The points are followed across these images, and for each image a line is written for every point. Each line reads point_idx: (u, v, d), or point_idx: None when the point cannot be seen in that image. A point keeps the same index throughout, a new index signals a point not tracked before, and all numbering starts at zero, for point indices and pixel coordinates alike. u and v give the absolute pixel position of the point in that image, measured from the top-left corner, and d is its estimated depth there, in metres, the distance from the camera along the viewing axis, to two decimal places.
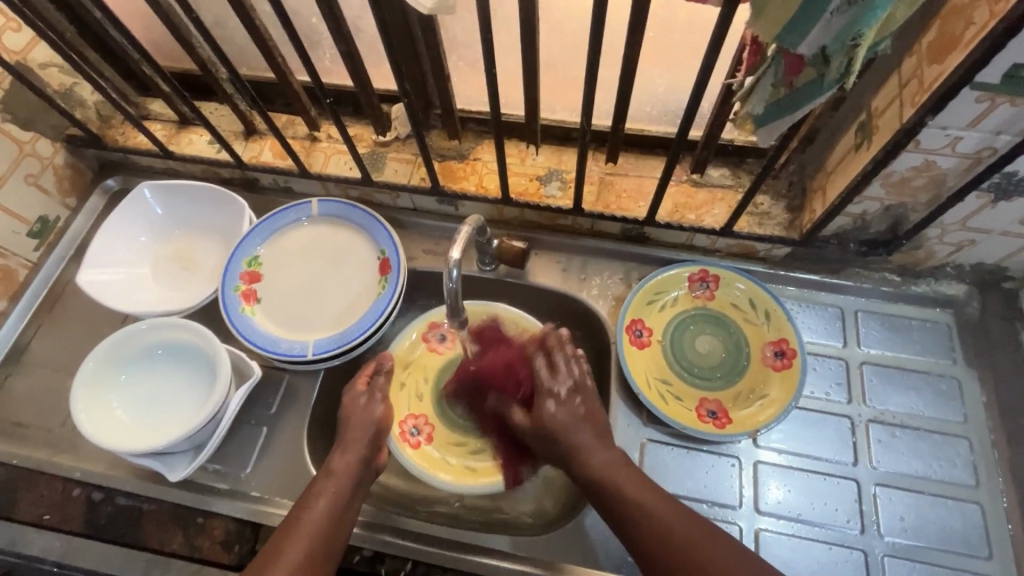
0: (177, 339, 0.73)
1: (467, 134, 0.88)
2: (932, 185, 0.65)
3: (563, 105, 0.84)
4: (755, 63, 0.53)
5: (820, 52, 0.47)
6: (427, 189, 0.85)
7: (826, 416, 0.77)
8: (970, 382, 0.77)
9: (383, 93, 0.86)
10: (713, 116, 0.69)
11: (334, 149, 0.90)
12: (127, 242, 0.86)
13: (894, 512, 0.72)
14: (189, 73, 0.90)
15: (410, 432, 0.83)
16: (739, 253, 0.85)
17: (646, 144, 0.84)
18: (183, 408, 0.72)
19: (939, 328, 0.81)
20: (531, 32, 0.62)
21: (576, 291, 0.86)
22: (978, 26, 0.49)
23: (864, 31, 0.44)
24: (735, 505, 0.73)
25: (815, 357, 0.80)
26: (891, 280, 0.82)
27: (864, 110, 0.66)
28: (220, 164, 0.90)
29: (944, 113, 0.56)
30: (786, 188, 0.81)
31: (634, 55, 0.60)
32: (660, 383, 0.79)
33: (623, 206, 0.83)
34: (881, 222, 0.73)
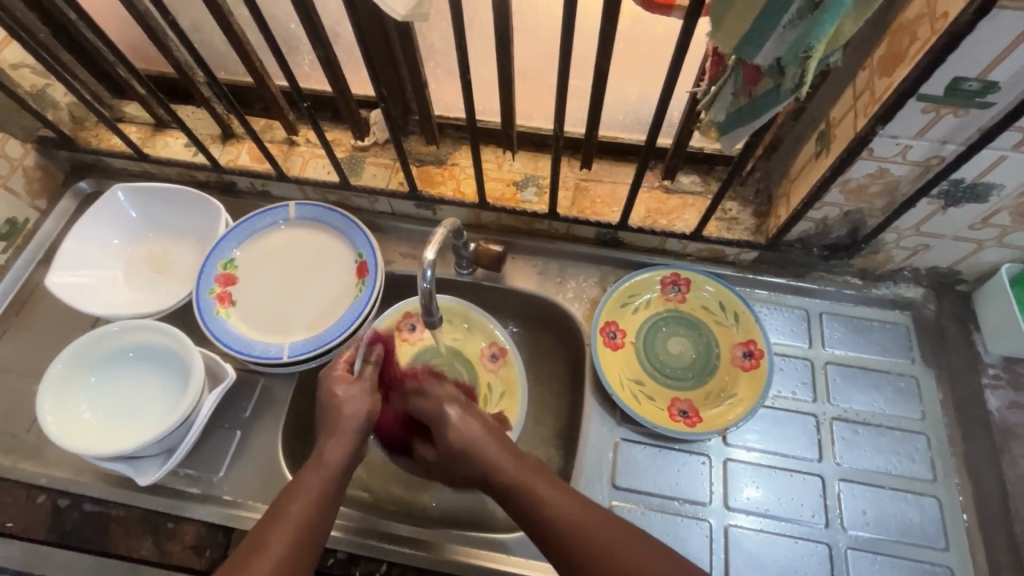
0: (149, 342, 0.72)
1: (445, 139, 0.90)
2: (887, 192, 0.69)
3: (539, 113, 0.86)
4: (717, 73, 0.56)
5: (776, 63, 0.49)
6: (405, 194, 0.86)
7: (792, 415, 0.79)
8: (927, 380, 0.81)
9: (362, 98, 0.87)
10: (681, 125, 0.71)
11: (312, 153, 0.90)
12: (99, 244, 0.85)
13: (857, 506, 0.74)
14: (165, 76, 0.90)
15: None
16: (709, 257, 0.88)
17: (619, 152, 0.86)
18: (154, 412, 0.71)
19: (898, 329, 0.84)
20: (505, 41, 0.64)
21: (551, 294, 0.87)
22: (922, 41, 0.52)
23: (814, 44, 0.46)
24: (705, 501, 0.75)
25: (782, 357, 0.83)
26: (852, 283, 0.85)
27: (823, 120, 0.69)
28: (196, 167, 0.90)
29: (893, 123, 0.59)
30: (753, 195, 0.84)
31: (604, 63, 0.63)
32: (633, 383, 0.81)
33: (597, 210, 0.85)
34: (841, 228, 0.77)
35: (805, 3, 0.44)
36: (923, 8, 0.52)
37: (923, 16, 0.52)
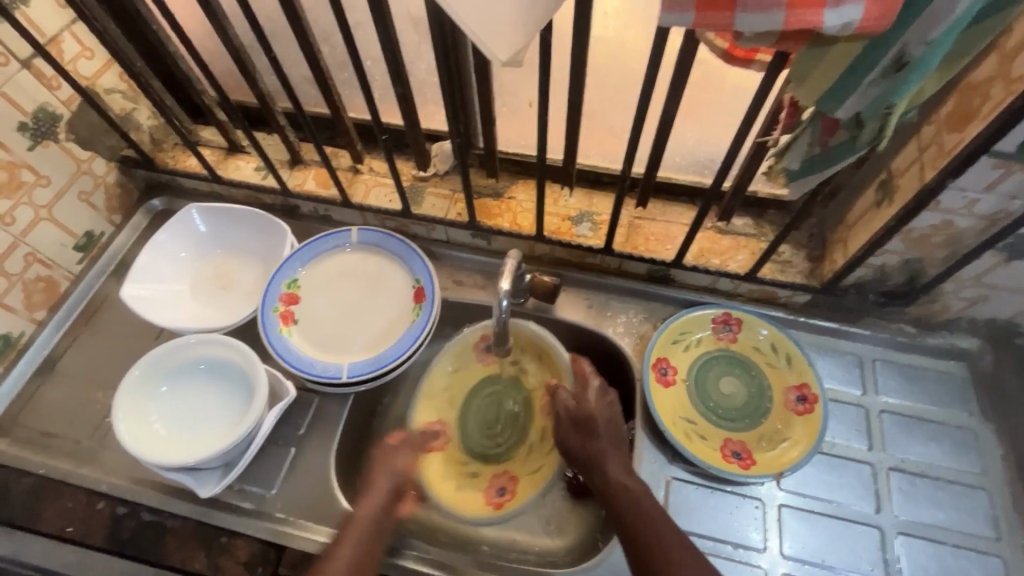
0: (220, 356, 0.74)
1: (503, 173, 0.93)
2: (949, 243, 0.70)
3: (597, 151, 0.89)
4: (792, 124, 0.59)
5: (854, 117, 0.52)
6: (463, 224, 0.89)
7: (848, 462, 0.78)
8: (986, 434, 0.79)
9: (428, 132, 0.92)
10: (744, 169, 0.73)
11: (375, 182, 0.94)
12: (170, 258, 0.89)
13: (917, 562, 0.72)
14: (244, 104, 0.95)
15: (495, 493, 0.82)
16: (760, 299, 0.89)
17: (673, 192, 0.89)
18: (219, 424, 0.73)
19: (954, 379, 0.83)
20: (580, 86, 0.67)
21: (602, 327, 0.88)
22: (996, 101, 0.54)
23: (897, 102, 0.48)
24: (759, 547, 0.73)
25: (835, 403, 0.82)
26: (907, 331, 0.85)
27: (884, 170, 0.71)
28: (265, 189, 0.95)
29: (962, 177, 0.60)
30: (806, 239, 0.86)
31: (674, 110, 0.65)
32: (686, 423, 0.81)
33: (651, 248, 0.87)
34: (899, 275, 0.77)
35: (888, 65, 0.46)
36: (996, 69, 0.55)
37: (996, 77, 0.54)
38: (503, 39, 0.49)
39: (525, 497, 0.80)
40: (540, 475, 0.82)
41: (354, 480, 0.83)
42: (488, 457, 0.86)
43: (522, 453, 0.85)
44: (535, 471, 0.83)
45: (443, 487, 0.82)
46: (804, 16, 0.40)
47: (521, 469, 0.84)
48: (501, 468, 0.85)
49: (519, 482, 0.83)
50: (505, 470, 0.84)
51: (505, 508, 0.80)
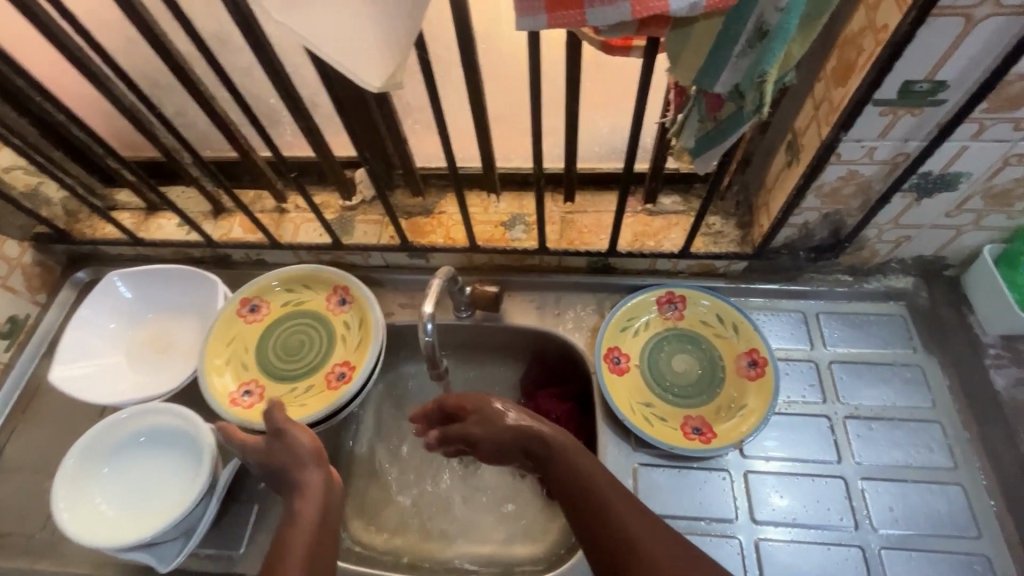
0: (161, 424, 0.73)
1: (430, 189, 0.92)
2: (861, 191, 0.71)
3: (517, 153, 0.89)
4: (682, 102, 0.59)
5: (734, 89, 0.52)
6: (397, 247, 0.88)
7: (805, 418, 0.80)
8: (931, 367, 0.82)
9: (345, 160, 0.90)
10: (656, 150, 0.74)
11: (303, 219, 0.93)
12: (100, 331, 0.86)
13: (883, 504, 0.74)
14: (152, 161, 0.93)
15: (337, 376, 0.81)
16: (701, 272, 0.90)
17: (600, 181, 0.89)
18: (170, 494, 0.71)
19: (895, 320, 0.85)
20: (477, 94, 0.67)
21: (552, 326, 0.88)
22: (869, 52, 0.55)
23: (767, 69, 0.49)
24: (732, 518, 0.74)
25: (785, 362, 0.84)
26: (843, 281, 0.87)
27: (789, 131, 0.72)
28: (191, 244, 0.92)
29: (855, 129, 0.62)
30: (734, 207, 0.87)
31: (573, 104, 0.66)
32: (644, 408, 0.81)
33: (585, 240, 0.87)
34: (823, 229, 0.79)
35: (752, 34, 0.47)
36: (865, 21, 0.56)
37: (866, 29, 0.56)
38: (374, 68, 0.49)
39: (370, 348, 0.80)
40: (365, 333, 0.83)
41: None
42: (330, 351, 0.84)
43: (340, 343, 0.84)
44: (361, 344, 0.82)
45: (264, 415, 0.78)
46: (650, 3, 0.41)
47: (342, 352, 0.84)
48: (328, 364, 0.83)
49: (352, 358, 0.82)
50: (325, 369, 0.83)
51: (357, 368, 0.80)
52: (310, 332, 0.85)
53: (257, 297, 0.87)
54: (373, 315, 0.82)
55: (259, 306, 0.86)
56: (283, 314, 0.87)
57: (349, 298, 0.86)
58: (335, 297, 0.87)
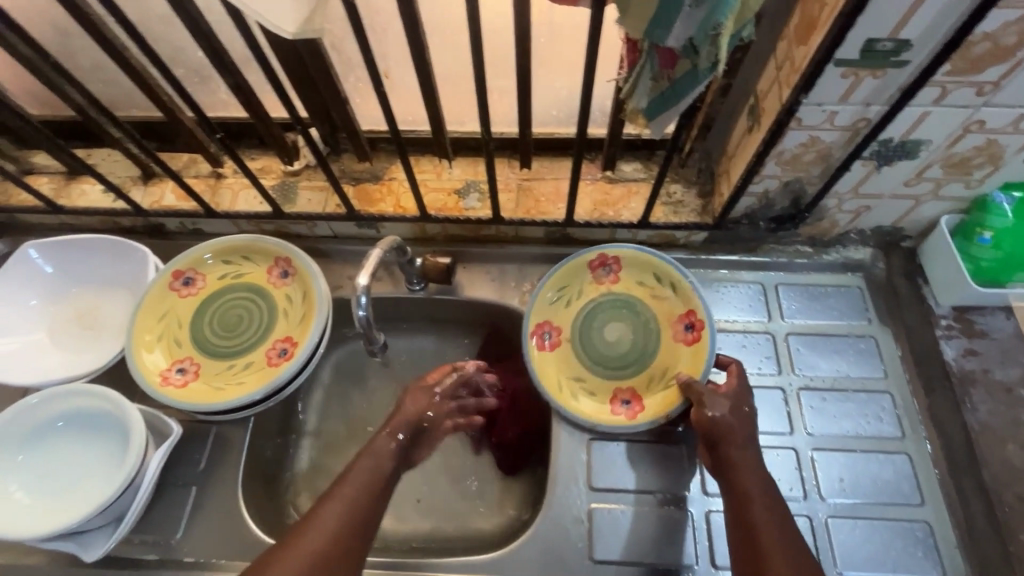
0: (80, 407, 0.67)
1: (379, 154, 0.87)
2: (821, 159, 0.69)
3: (470, 116, 0.84)
4: (633, 60, 0.53)
5: (689, 43, 0.48)
6: (343, 216, 0.83)
7: (760, 391, 0.79)
8: (885, 338, 0.82)
9: (282, 122, 0.83)
10: (612, 114, 0.70)
11: (241, 185, 0.86)
12: (15, 307, 0.79)
13: (832, 474, 0.74)
14: (69, 120, 0.85)
15: (279, 353, 0.77)
16: (661, 243, 0.87)
17: (558, 147, 0.85)
18: (95, 480, 0.66)
19: (852, 291, 0.85)
20: (417, 48, 0.61)
21: (508, 300, 0.85)
22: (831, 7, 0.52)
23: (722, 20, 0.45)
24: (684, 491, 0.74)
25: (742, 334, 0.83)
26: (802, 251, 0.86)
27: (751, 94, 0.69)
28: (118, 212, 0.85)
29: (816, 92, 0.59)
30: (695, 175, 0.84)
31: (521, 60, 0.61)
32: (572, 381, 0.79)
33: (542, 209, 0.83)
34: (784, 199, 0.77)
35: None
36: None
37: None
38: (286, 11, 0.44)
39: (314, 324, 0.76)
40: (308, 307, 0.78)
41: (273, 504, 0.79)
42: (272, 326, 0.79)
43: (283, 318, 0.79)
44: (304, 320, 0.78)
45: (202, 396, 0.74)
46: None
47: (285, 328, 0.79)
48: (270, 340, 0.78)
49: (295, 335, 0.78)
50: (267, 345, 0.78)
51: (300, 346, 0.76)
52: (249, 307, 0.80)
53: (191, 269, 0.81)
54: (317, 288, 0.78)
55: (193, 279, 0.81)
56: (220, 286, 0.81)
57: (291, 269, 0.81)
58: (276, 268, 0.81)
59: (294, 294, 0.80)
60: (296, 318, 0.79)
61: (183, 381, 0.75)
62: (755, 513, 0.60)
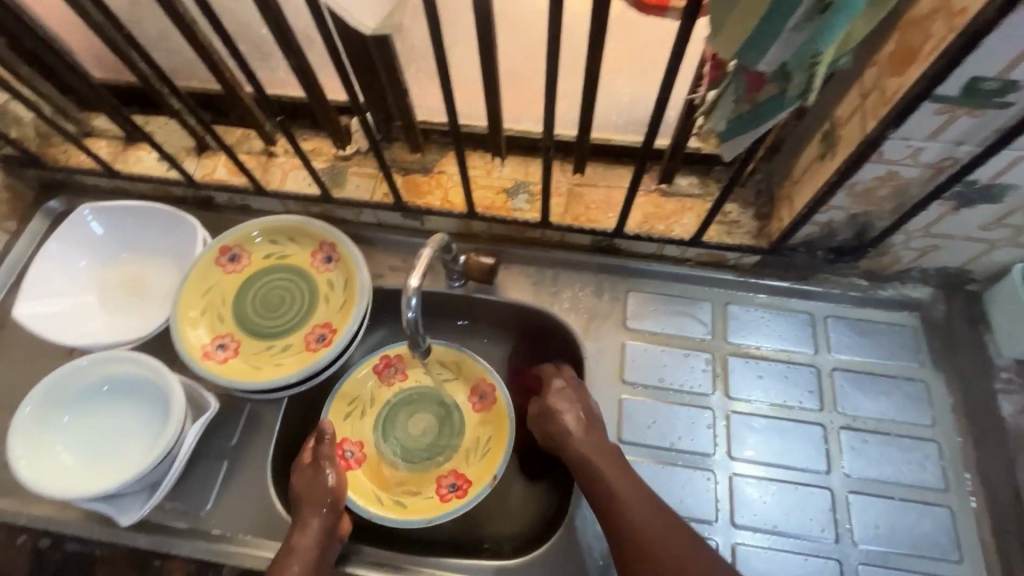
0: (125, 374, 0.69)
1: (431, 146, 0.86)
2: (896, 195, 0.65)
3: (528, 115, 0.82)
4: (716, 78, 0.52)
5: (781, 68, 0.46)
6: (390, 206, 0.82)
7: (799, 425, 0.77)
8: (937, 384, 0.78)
9: (338, 105, 0.82)
10: (678, 129, 0.67)
11: (292, 165, 0.86)
12: (67, 268, 0.81)
13: (868, 520, 0.72)
14: (132, 87, 0.86)
15: (318, 338, 0.78)
16: (710, 262, 0.85)
17: (614, 154, 0.82)
18: (134, 447, 0.68)
19: (906, 331, 0.81)
20: (488, 46, 0.60)
21: (547, 305, 0.84)
22: (938, 39, 0.48)
23: (823, 48, 0.43)
24: (712, 519, 0.72)
25: (786, 365, 0.80)
26: (859, 285, 0.82)
27: (827, 120, 0.66)
28: (170, 182, 0.86)
29: (905, 126, 0.55)
30: (754, 196, 0.81)
31: (594, 67, 0.59)
32: (395, 488, 0.79)
33: (591, 217, 0.82)
34: (847, 231, 0.73)
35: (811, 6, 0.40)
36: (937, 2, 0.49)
37: (937, 11, 0.48)
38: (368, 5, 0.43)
39: (353, 313, 0.76)
40: (349, 296, 0.78)
41: None
42: (312, 310, 0.80)
43: (323, 304, 0.80)
44: (344, 307, 0.78)
45: (241, 374, 0.75)
46: None
47: (325, 313, 0.79)
48: (309, 324, 0.79)
49: (334, 321, 0.78)
50: (306, 328, 0.79)
51: (339, 334, 0.76)
52: (291, 288, 0.81)
53: (237, 246, 0.81)
54: (359, 277, 0.78)
55: (239, 256, 0.81)
56: (264, 266, 0.82)
57: (335, 255, 0.81)
58: (320, 253, 0.81)
59: (336, 280, 0.80)
60: (337, 304, 0.79)
61: (223, 357, 0.77)
62: (637, 520, 0.63)
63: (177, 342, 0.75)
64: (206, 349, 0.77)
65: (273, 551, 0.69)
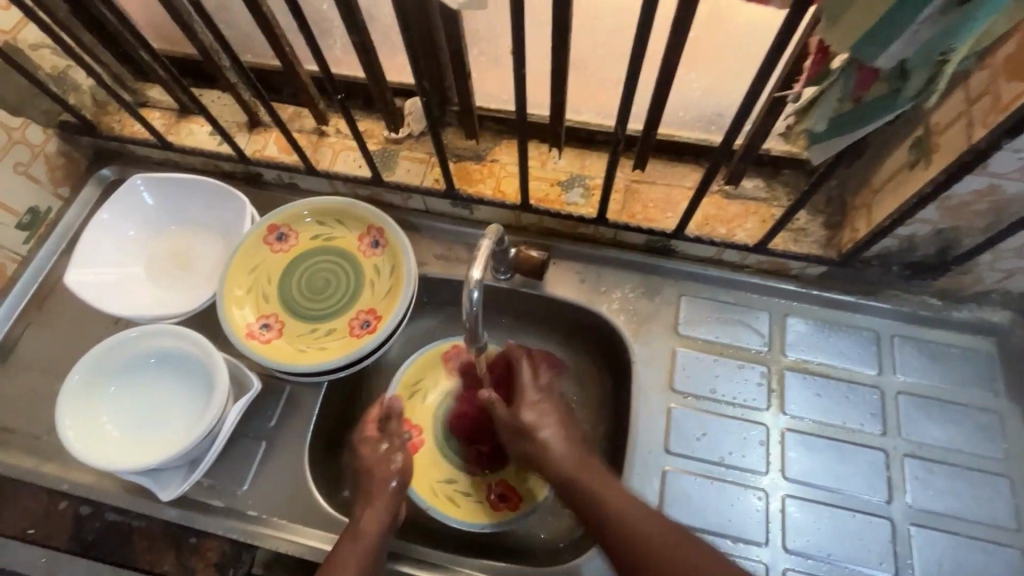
0: (171, 348, 0.68)
1: (485, 133, 0.83)
2: (993, 211, 0.60)
3: (589, 106, 0.79)
4: (816, 73, 0.46)
5: (900, 67, 0.42)
6: (441, 193, 0.80)
7: (859, 449, 0.73)
8: (1012, 416, 0.73)
9: (396, 87, 0.81)
10: (756, 127, 0.63)
11: (343, 145, 0.85)
12: (118, 237, 0.81)
13: (931, 556, 0.67)
14: (189, 59, 0.85)
15: (361, 325, 0.76)
16: (770, 271, 0.80)
17: (676, 151, 0.80)
18: (177, 422, 0.68)
19: (980, 357, 0.76)
20: (565, 30, 0.56)
21: (596, 305, 0.81)
22: None
23: (957, 46, 0.39)
24: (761, 541, 0.69)
25: (847, 384, 0.76)
26: (930, 304, 0.77)
27: (921, 125, 0.61)
28: (221, 157, 0.85)
29: (1021, 136, 0.50)
30: (824, 204, 0.77)
31: (678, 57, 0.55)
32: (447, 485, 0.76)
33: (649, 216, 0.78)
34: (929, 246, 0.68)
35: None
36: None
37: None
38: None
39: (399, 301, 0.74)
40: (395, 283, 0.76)
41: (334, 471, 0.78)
42: (357, 295, 0.78)
43: (368, 289, 0.78)
44: (390, 294, 0.76)
45: (284, 355, 0.74)
46: None
47: (370, 299, 0.78)
48: (353, 309, 0.77)
49: (379, 308, 0.76)
50: (350, 313, 0.77)
51: (383, 321, 0.75)
52: (337, 272, 0.80)
53: (285, 225, 0.80)
54: (406, 264, 0.76)
55: (286, 235, 0.80)
56: (310, 247, 0.80)
57: (382, 240, 0.79)
58: (367, 237, 0.80)
59: (383, 266, 0.78)
60: (382, 290, 0.77)
61: (267, 337, 0.76)
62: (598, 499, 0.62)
63: (223, 320, 0.74)
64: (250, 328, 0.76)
65: (309, 538, 0.68)
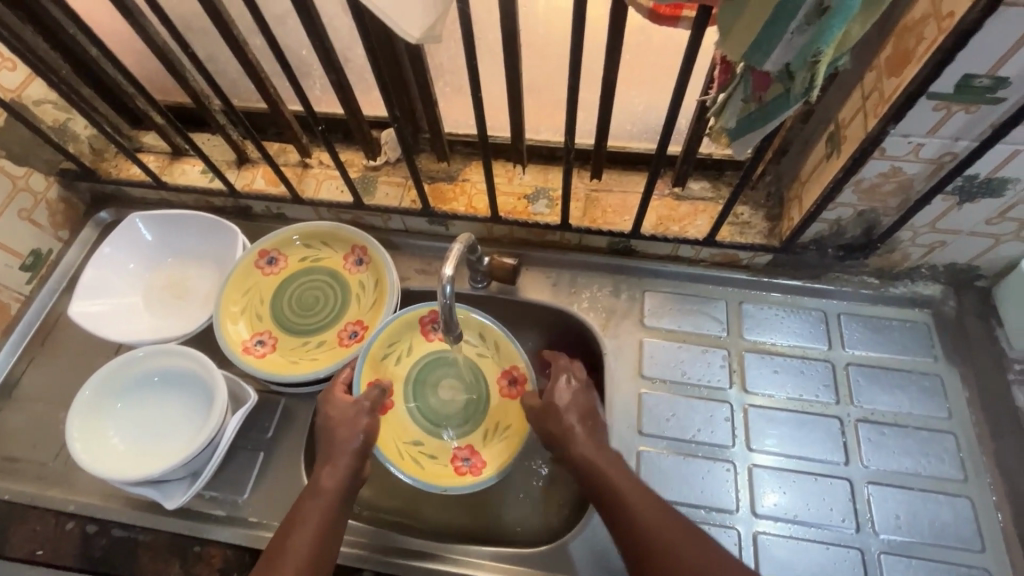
0: (174, 366, 0.73)
1: (455, 156, 0.91)
2: (900, 190, 0.69)
3: (547, 125, 0.87)
4: (726, 81, 0.57)
5: (785, 69, 0.50)
6: (418, 211, 0.87)
7: (816, 419, 0.79)
8: (951, 377, 0.80)
9: (373, 119, 0.89)
10: (691, 131, 0.72)
11: (325, 175, 0.92)
12: (118, 271, 0.87)
13: (888, 510, 0.73)
14: (181, 106, 0.93)
15: (351, 335, 0.82)
16: (723, 263, 0.88)
17: (629, 161, 0.88)
18: (180, 435, 0.72)
19: (919, 327, 0.83)
20: (515, 59, 0.65)
21: (567, 304, 0.87)
22: (929, 41, 0.53)
23: (823, 49, 0.47)
24: (732, 509, 0.74)
25: (801, 360, 0.82)
26: (869, 283, 0.85)
27: (832, 121, 0.70)
28: (213, 192, 0.92)
29: (905, 122, 0.59)
30: (764, 199, 0.85)
31: (613, 76, 0.64)
32: (412, 446, 0.79)
33: (609, 220, 0.86)
34: (855, 227, 0.77)
35: (811, 9, 0.44)
36: (928, 8, 0.53)
37: (929, 16, 0.53)
38: (414, 18, 0.49)
39: (383, 312, 0.80)
40: (379, 295, 0.83)
41: None
42: (345, 309, 0.84)
43: (355, 303, 0.84)
44: (375, 306, 0.82)
45: (277, 368, 0.80)
46: None
47: (358, 311, 0.84)
48: (342, 322, 0.84)
49: (366, 319, 0.82)
50: (339, 325, 0.83)
51: (371, 331, 0.80)
52: (325, 289, 0.86)
53: (275, 249, 0.86)
54: (387, 277, 0.82)
55: (276, 259, 0.86)
56: (299, 268, 0.87)
57: (366, 257, 0.85)
58: (351, 255, 0.86)
59: (368, 281, 0.85)
60: (369, 302, 0.83)
61: (262, 351, 0.81)
62: (668, 540, 0.60)
63: (219, 338, 0.80)
64: (246, 346, 0.81)
65: None
